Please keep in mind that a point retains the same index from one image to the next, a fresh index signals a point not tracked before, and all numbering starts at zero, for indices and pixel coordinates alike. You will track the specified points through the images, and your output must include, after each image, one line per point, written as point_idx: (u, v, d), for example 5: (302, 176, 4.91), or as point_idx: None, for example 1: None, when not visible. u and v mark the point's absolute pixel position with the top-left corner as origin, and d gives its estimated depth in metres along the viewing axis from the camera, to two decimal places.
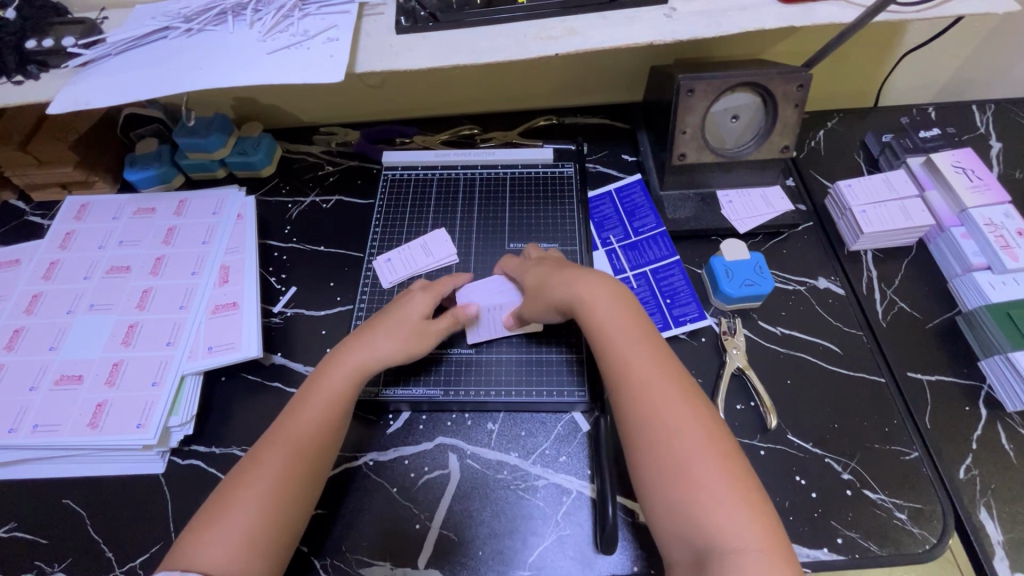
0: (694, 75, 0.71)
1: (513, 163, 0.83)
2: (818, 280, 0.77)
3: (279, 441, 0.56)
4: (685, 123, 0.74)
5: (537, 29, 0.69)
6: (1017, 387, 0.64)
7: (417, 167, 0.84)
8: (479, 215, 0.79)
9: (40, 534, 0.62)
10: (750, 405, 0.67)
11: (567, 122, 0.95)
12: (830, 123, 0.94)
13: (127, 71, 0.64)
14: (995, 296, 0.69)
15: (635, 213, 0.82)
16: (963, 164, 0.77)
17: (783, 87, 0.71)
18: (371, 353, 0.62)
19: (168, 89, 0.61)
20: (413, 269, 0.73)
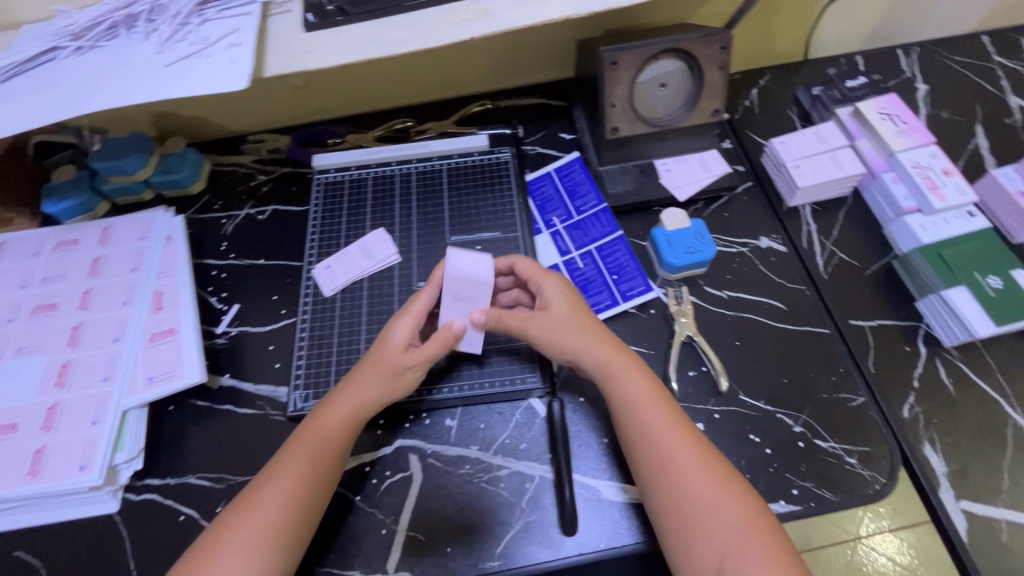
0: (616, 46, 0.70)
1: (448, 153, 0.81)
2: (760, 240, 0.77)
3: (279, 485, 0.56)
4: (613, 97, 0.73)
5: (451, 12, 0.67)
6: (951, 323, 0.67)
7: (350, 168, 0.82)
8: (418, 211, 0.77)
9: None
10: (701, 370, 0.68)
11: (504, 106, 0.92)
12: (763, 81, 0.94)
13: (16, 99, 0.60)
14: (926, 237, 0.71)
15: (576, 191, 0.81)
16: (889, 110, 0.79)
17: (705, 50, 0.71)
18: (366, 390, 0.60)
19: (61, 114, 0.58)
20: (353, 274, 0.71)
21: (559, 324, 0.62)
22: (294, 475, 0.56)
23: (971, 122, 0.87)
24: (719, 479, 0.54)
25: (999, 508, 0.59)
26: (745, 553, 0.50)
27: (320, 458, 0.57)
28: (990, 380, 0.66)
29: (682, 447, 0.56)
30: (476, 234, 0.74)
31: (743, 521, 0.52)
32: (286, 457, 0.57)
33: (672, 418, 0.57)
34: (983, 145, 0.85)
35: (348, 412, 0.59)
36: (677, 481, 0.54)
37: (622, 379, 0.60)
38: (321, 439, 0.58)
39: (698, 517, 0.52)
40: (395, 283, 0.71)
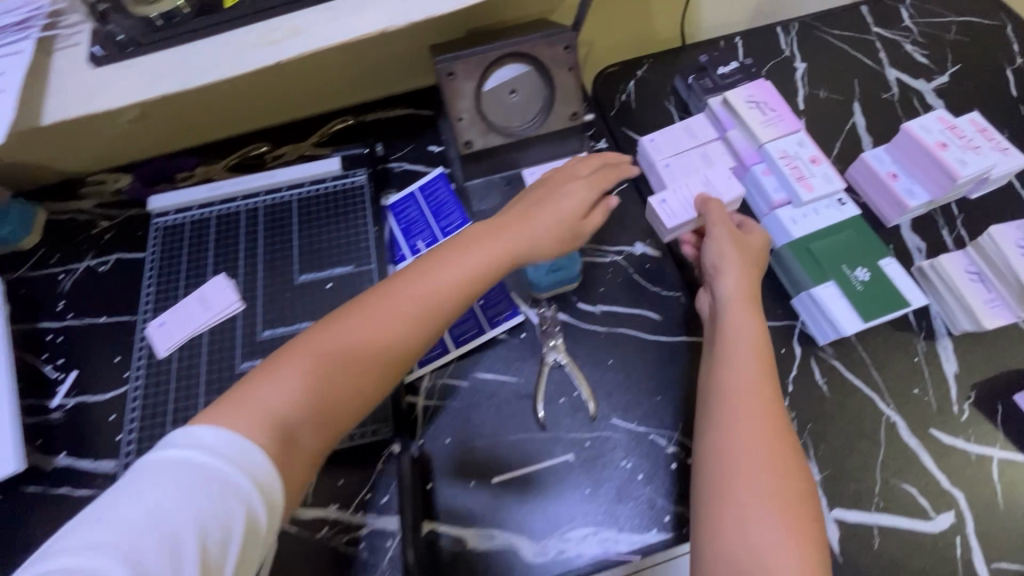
0: (452, 56, 0.65)
1: (298, 182, 0.75)
2: (634, 246, 0.74)
3: (327, 350, 0.50)
4: (459, 109, 0.68)
5: (257, 34, 0.60)
6: (821, 320, 0.64)
7: (192, 207, 0.75)
8: (264, 250, 0.71)
9: None
10: (572, 396, 0.65)
11: (369, 120, 0.86)
12: (641, 72, 0.89)
13: None
14: (795, 231, 0.68)
15: (440, 211, 0.76)
16: (756, 97, 0.75)
17: (549, 51, 0.67)
18: (454, 263, 0.56)
19: None
20: (190, 329, 0.65)
21: (729, 266, 0.61)
22: (352, 336, 0.51)
23: (848, 100, 0.84)
24: (781, 434, 0.51)
25: (872, 513, 0.57)
26: (769, 511, 0.47)
27: (370, 351, 0.51)
28: (864, 376, 0.63)
29: (761, 386, 0.54)
30: (327, 271, 0.69)
31: (781, 485, 0.49)
32: (303, 346, 0.51)
33: (759, 341, 0.57)
34: (860, 124, 0.82)
35: (449, 282, 0.55)
36: (743, 423, 0.52)
37: (743, 308, 0.59)
38: (360, 338, 0.51)
39: (752, 459, 0.50)
40: (238, 335, 0.65)
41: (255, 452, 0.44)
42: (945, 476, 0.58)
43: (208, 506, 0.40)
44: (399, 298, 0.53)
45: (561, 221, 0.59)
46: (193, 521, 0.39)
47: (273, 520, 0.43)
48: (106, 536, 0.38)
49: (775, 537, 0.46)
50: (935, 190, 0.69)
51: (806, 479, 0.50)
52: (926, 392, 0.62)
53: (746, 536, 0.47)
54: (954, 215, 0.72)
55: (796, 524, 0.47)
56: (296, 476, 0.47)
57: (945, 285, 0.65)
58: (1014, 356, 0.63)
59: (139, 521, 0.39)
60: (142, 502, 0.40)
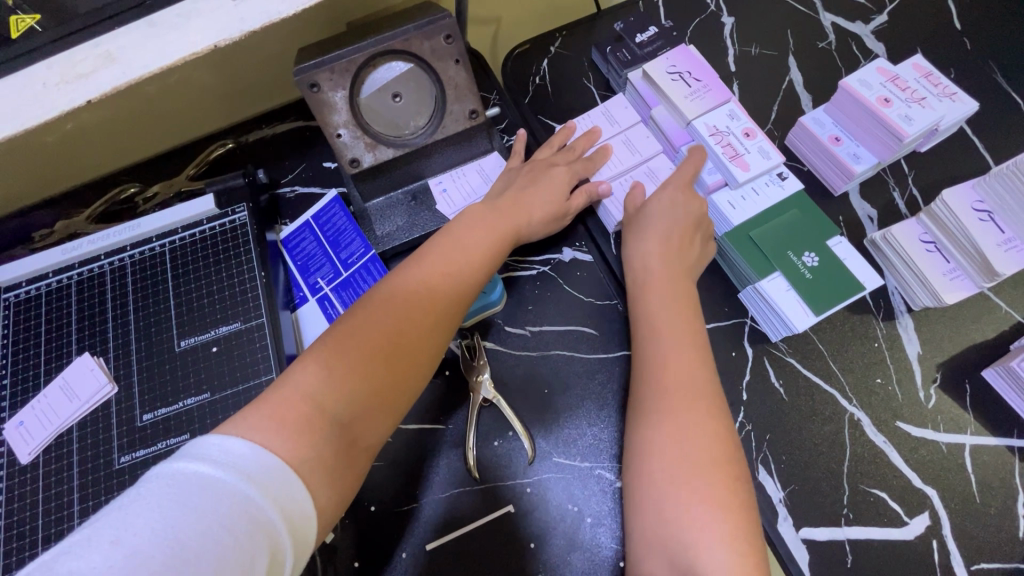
0: (313, 63, 0.55)
1: (169, 229, 0.65)
2: (562, 252, 0.65)
3: (369, 355, 0.47)
4: (334, 124, 0.58)
5: (59, 68, 0.48)
6: (772, 317, 0.57)
7: (46, 275, 0.64)
8: (136, 317, 0.61)
9: None
10: (508, 437, 0.58)
11: (251, 141, 0.76)
12: (554, 47, 0.79)
13: None
14: (735, 217, 0.61)
15: (339, 240, 0.66)
16: (679, 67, 0.66)
17: (428, 44, 0.57)
18: (434, 278, 0.53)
19: None
20: (53, 428, 0.56)
21: (666, 233, 0.58)
22: (363, 352, 0.47)
23: (783, 54, 0.76)
24: (709, 408, 0.48)
25: (842, 527, 0.52)
26: (704, 486, 0.45)
27: (384, 353, 0.48)
28: (823, 372, 0.57)
29: (685, 361, 0.51)
30: (211, 332, 0.60)
31: (714, 465, 0.46)
32: (280, 387, 0.43)
33: (680, 312, 0.54)
34: (797, 81, 0.74)
35: (441, 291, 0.52)
36: (669, 399, 0.49)
37: (669, 284, 0.55)
38: (379, 334, 0.48)
39: (687, 432, 0.47)
40: (112, 425, 0.56)
41: (284, 474, 0.38)
42: (917, 474, 0.53)
43: (233, 540, 0.32)
44: (384, 306, 0.50)
45: (511, 229, 0.58)
46: (215, 559, 0.31)
47: (296, 558, 0.36)
48: (121, 557, 0.29)
49: (709, 517, 0.44)
50: (881, 151, 0.62)
51: (734, 451, 0.48)
52: (890, 381, 0.57)
53: (671, 516, 0.45)
54: (905, 173, 0.65)
55: (728, 499, 0.45)
56: (337, 492, 0.42)
57: (899, 258, 0.58)
58: (979, 327, 0.58)
59: (135, 549, 0.30)
60: (147, 524, 0.31)
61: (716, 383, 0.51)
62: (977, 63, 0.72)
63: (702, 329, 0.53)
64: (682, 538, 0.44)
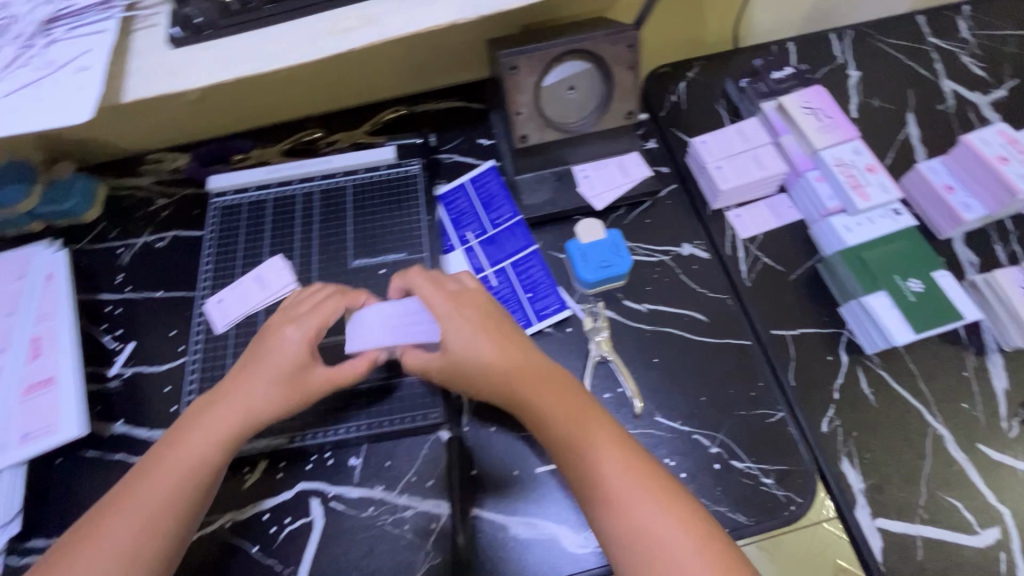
0: (516, 50, 0.66)
1: (354, 168, 0.76)
2: (681, 247, 0.74)
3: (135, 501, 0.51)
4: (518, 103, 0.69)
5: (330, 21, 0.62)
6: (873, 331, 0.64)
7: (248, 188, 0.76)
8: (320, 233, 0.72)
9: None
10: (619, 391, 0.65)
11: (419, 111, 0.87)
12: (691, 73, 0.89)
13: None
14: (850, 239, 0.68)
15: (490, 203, 0.77)
16: (812, 104, 0.75)
17: (611, 48, 0.67)
18: (253, 409, 0.55)
19: None
20: (247, 308, 0.67)
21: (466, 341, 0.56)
22: (145, 504, 0.51)
23: (903, 110, 0.84)
24: (642, 496, 0.49)
25: (916, 524, 0.57)
26: (682, 559, 0.46)
27: (209, 471, 0.53)
28: (910, 387, 0.64)
29: (607, 452, 0.52)
30: (380, 257, 0.70)
31: (650, 565, 0.47)
32: (128, 493, 0.51)
33: (582, 422, 0.53)
34: (914, 135, 0.82)
35: (224, 432, 0.54)
36: (607, 499, 0.50)
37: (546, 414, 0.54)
38: (172, 476, 0.52)
39: (625, 518, 0.49)
40: None
41: None
42: (992, 492, 0.58)
43: None
44: (194, 426, 0.55)
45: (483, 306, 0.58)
46: None
47: None
48: None
49: None
50: (991, 203, 0.69)
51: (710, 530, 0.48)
52: (974, 407, 0.62)
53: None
54: (1009, 231, 0.71)
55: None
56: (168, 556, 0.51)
57: (998, 299, 0.65)
58: None
59: None
60: None
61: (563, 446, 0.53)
62: None
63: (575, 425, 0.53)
64: None
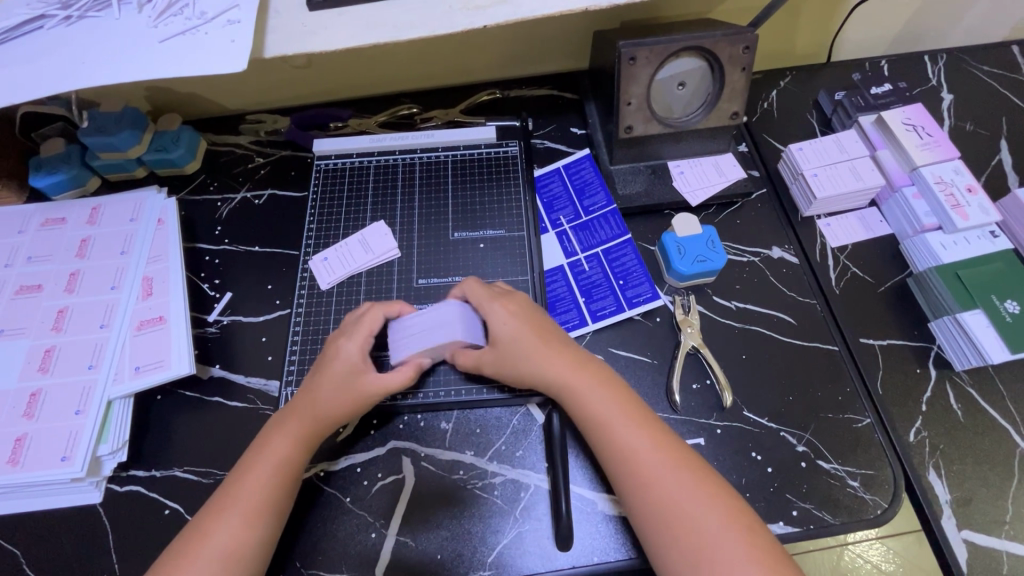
0: (637, 42, 0.67)
1: (455, 144, 0.78)
2: (771, 250, 0.75)
3: (227, 509, 0.54)
4: (630, 94, 0.70)
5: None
6: (966, 348, 0.65)
7: (351, 155, 0.78)
8: (421, 203, 0.74)
9: (12, 543, 0.60)
10: (706, 383, 0.67)
11: (514, 96, 0.89)
12: (783, 83, 0.90)
13: (13, 70, 0.57)
14: (946, 256, 0.69)
15: (584, 190, 0.78)
16: (913, 121, 0.76)
17: (729, 49, 0.68)
18: (318, 408, 0.58)
19: (70, 87, 0.55)
20: (350, 269, 0.69)
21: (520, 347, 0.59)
22: (237, 505, 0.54)
23: (996, 137, 0.84)
24: (682, 483, 0.52)
25: (1002, 540, 0.58)
26: (727, 557, 0.48)
27: (296, 469, 0.57)
28: (1000, 406, 0.64)
29: (645, 442, 0.54)
30: (479, 232, 0.72)
31: (687, 546, 0.49)
32: (220, 506, 0.54)
33: (623, 411, 0.56)
34: (1007, 162, 0.82)
35: (304, 427, 0.58)
36: (644, 486, 0.52)
37: (588, 395, 0.57)
38: (265, 480, 0.55)
39: (679, 523, 0.50)
40: (394, 279, 0.69)
41: None
42: None
43: None
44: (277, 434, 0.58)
45: (539, 328, 0.61)
46: None
47: None
48: None
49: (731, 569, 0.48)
50: None
51: (746, 516, 0.51)
52: None
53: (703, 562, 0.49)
54: None
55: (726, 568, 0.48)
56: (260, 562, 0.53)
57: None
58: None
59: None
60: None
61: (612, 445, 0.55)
62: None
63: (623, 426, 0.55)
64: None
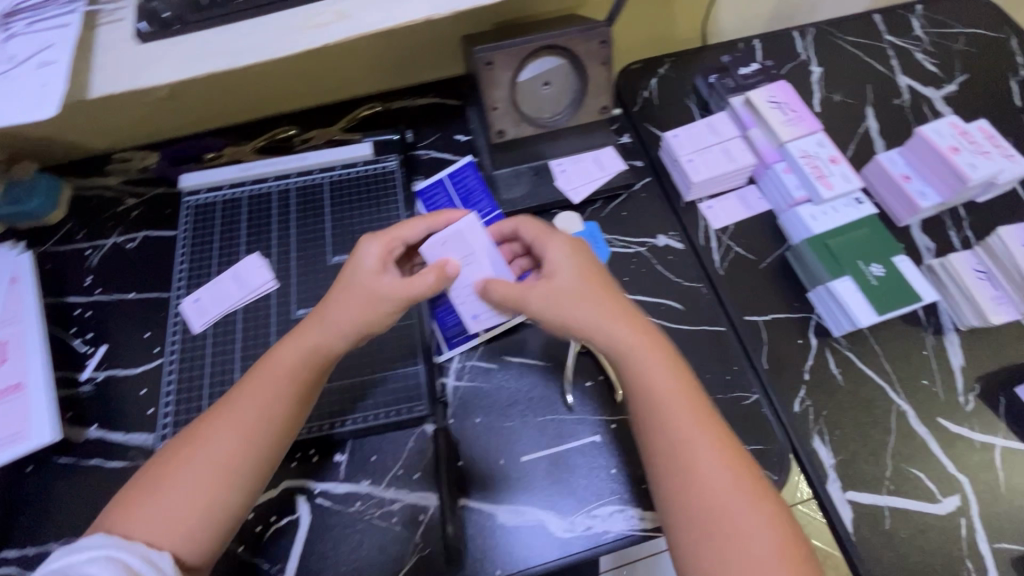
0: (493, 45, 0.66)
1: (331, 165, 0.76)
2: (657, 238, 0.76)
3: (192, 465, 0.50)
4: (494, 99, 0.70)
5: (305, 16, 0.61)
6: (839, 314, 0.67)
7: (222, 187, 0.75)
8: (297, 230, 0.72)
9: None
10: (598, 379, 0.67)
11: (396, 108, 0.87)
12: (662, 70, 0.91)
13: None
14: (816, 227, 0.71)
15: (468, 198, 0.77)
16: (778, 98, 0.78)
17: (584, 45, 0.68)
18: (320, 344, 0.55)
19: None
20: (224, 307, 0.66)
21: (570, 279, 0.57)
22: (203, 471, 0.49)
23: (862, 104, 0.88)
24: (722, 454, 0.50)
25: (883, 496, 0.60)
26: (755, 530, 0.47)
27: (283, 426, 0.53)
28: (875, 366, 0.67)
29: (679, 412, 0.52)
30: None
31: (711, 524, 0.48)
32: (181, 459, 0.50)
33: (677, 372, 0.54)
34: (873, 128, 0.85)
35: (299, 360, 0.54)
36: (679, 459, 0.50)
37: (645, 361, 0.54)
38: (224, 449, 0.50)
39: (701, 497, 0.49)
40: (271, 313, 0.66)
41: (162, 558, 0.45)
42: (952, 462, 0.62)
43: None
44: (281, 353, 0.55)
45: (594, 266, 0.59)
46: None
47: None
48: None
49: (756, 550, 0.46)
50: (945, 192, 0.73)
51: (763, 490, 0.49)
52: (934, 383, 0.66)
53: (716, 543, 0.47)
54: (962, 217, 0.76)
55: (749, 550, 0.46)
56: (222, 532, 0.50)
57: (953, 282, 0.68)
58: (1016, 351, 0.67)
59: None
60: None
61: (704, 399, 0.54)
62: None
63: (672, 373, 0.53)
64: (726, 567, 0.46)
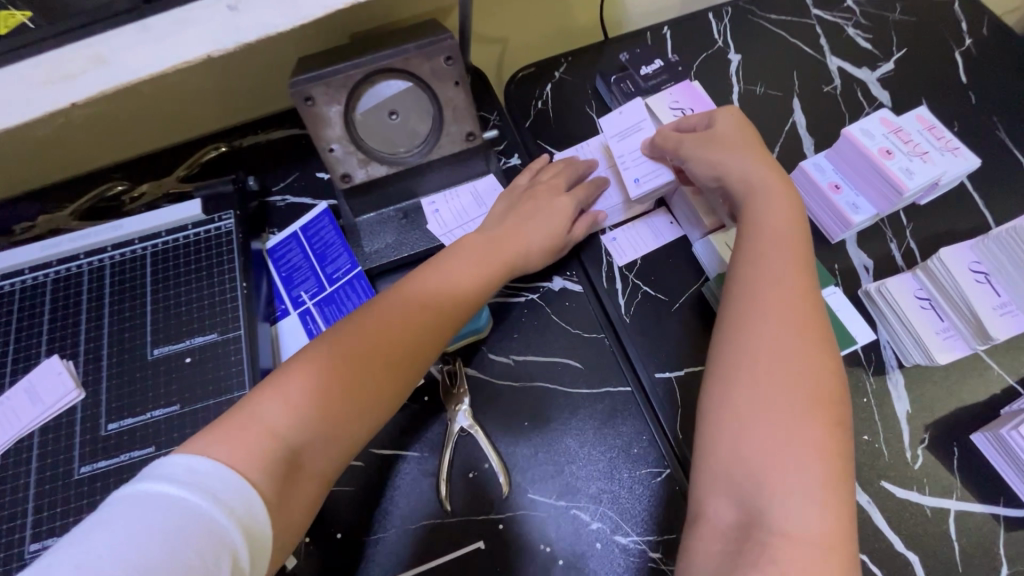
0: (309, 77, 0.53)
1: (154, 232, 0.63)
2: (552, 282, 0.65)
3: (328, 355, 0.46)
4: (328, 138, 0.57)
5: (48, 66, 0.40)
6: None
7: (19, 271, 0.62)
8: (111, 319, 0.59)
9: None
10: (484, 468, 0.56)
11: (245, 146, 0.74)
12: (558, 72, 0.78)
13: None
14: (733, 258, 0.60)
15: (326, 254, 0.65)
16: (681, 104, 0.67)
17: (428, 64, 0.55)
18: (443, 271, 0.54)
19: None
20: (17, 429, 0.55)
21: (735, 136, 0.59)
22: (357, 345, 0.47)
23: (788, 95, 0.76)
24: (813, 369, 0.44)
25: None
26: (797, 459, 0.41)
27: (412, 333, 0.49)
28: None
29: (781, 310, 0.47)
30: (184, 342, 0.58)
31: (779, 445, 0.42)
32: (329, 347, 0.46)
33: (794, 268, 0.49)
34: (800, 123, 0.74)
35: (453, 281, 0.53)
36: (775, 364, 0.45)
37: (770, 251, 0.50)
38: (345, 349, 0.46)
39: (760, 419, 0.43)
40: (75, 433, 0.54)
41: (248, 492, 0.37)
42: (900, 537, 0.52)
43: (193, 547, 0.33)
44: (450, 270, 0.54)
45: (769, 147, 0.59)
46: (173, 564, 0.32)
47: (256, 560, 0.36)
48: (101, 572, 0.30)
49: (795, 483, 0.40)
50: (881, 202, 0.62)
51: (840, 407, 0.44)
52: (877, 439, 0.55)
53: (760, 469, 0.42)
54: (904, 226, 0.65)
55: (816, 473, 0.41)
56: (308, 485, 0.43)
57: (893, 313, 0.57)
58: (970, 389, 0.57)
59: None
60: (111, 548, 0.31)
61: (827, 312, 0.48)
62: (981, 117, 0.72)
63: (807, 232, 0.52)
64: (764, 497, 0.41)
